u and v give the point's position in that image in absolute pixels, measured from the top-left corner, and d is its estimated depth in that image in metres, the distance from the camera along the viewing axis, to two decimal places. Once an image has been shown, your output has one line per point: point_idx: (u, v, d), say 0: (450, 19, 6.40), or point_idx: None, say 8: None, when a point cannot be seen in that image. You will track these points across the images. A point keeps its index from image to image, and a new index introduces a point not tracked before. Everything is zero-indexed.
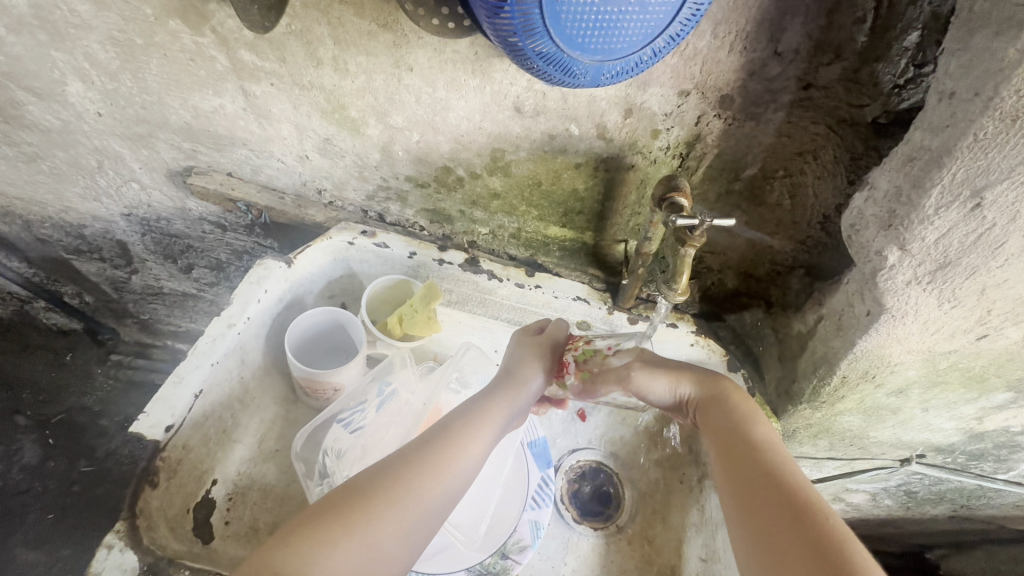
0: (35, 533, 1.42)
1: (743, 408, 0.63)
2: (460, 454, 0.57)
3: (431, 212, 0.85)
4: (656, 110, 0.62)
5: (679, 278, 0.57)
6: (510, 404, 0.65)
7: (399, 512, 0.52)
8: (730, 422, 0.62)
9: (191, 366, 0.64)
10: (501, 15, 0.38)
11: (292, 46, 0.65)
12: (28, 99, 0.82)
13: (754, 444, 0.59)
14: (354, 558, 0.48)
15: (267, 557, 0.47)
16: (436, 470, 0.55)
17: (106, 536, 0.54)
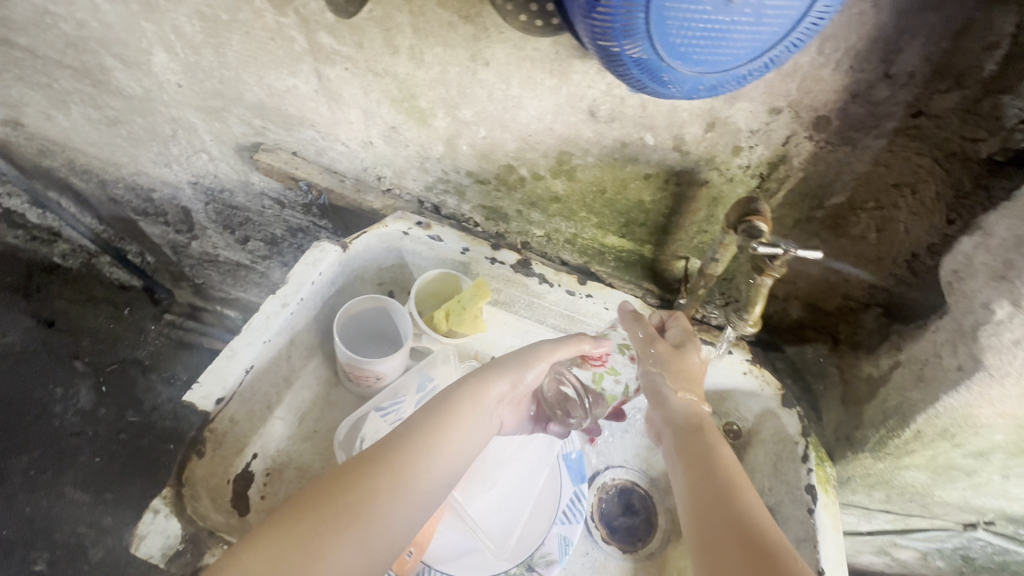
0: (85, 475, 1.53)
1: (713, 442, 0.60)
2: (430, 452, 0.56)
3: (488, 209, 0.84)
4: (742, 126, 0.58)
5: (755, 307, 0.55)
6: (466, 434, 0.59)
7: (377, 516, 0.52)
8: (702, 457, 0.58)
9: (245, 341, 0.66)
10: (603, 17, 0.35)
11: (370, 33, 0.65)
12: (115, 65, 0.86)
13: (725, 483, 0.55)
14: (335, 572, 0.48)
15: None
16: (404, 469, 0.54)
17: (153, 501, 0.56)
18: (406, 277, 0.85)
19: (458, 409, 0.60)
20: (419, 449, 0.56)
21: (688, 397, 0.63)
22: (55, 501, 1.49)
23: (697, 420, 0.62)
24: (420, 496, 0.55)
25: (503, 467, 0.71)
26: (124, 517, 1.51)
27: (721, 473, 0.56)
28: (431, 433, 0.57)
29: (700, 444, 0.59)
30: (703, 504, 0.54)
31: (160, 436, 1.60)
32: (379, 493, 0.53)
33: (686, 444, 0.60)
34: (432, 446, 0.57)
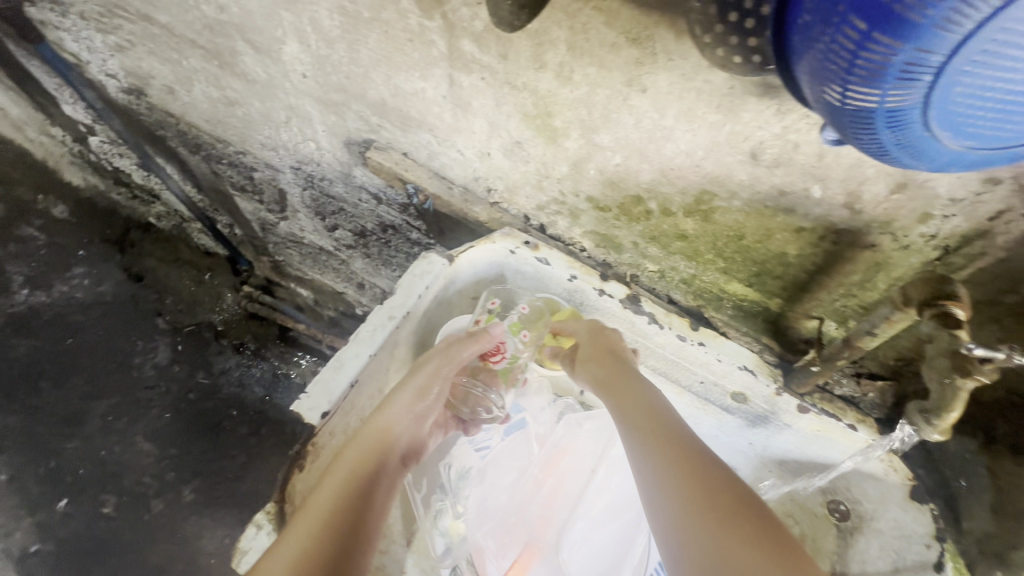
0: (155, 428, 1.61)
1: (637, 385, 0.58)
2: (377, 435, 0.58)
3: (600, 237, 0.79)
4: (941, 193, 0.50)
5: (949, 412, 0.51)
6: (396, 435, 0.59)
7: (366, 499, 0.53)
8: (631, 400, 0.56)
9: (352, 353, 0.64)
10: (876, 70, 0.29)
11: (519, 45, 0.61)
12: (246, 50, 0.86)
13: (662, 417, 0.53)
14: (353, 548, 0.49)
15: None
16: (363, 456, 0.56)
17: (258, 515, 0.56)
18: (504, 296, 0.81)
19: (378, 428, 0.58)
20: (357, 449, 0.56)
21: (608, 360, 0.62)
22: (126, 449, 1.57)
23: (622, 372, 0.60)
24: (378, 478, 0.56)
25: (590, 519, 0.70)
26: (185, 475, 1.58)
27: (651, 407, 0.55)
28: (367, 442, 0.57)
29: (629, 389, 0.58)
30: (645, 440, 0.52)
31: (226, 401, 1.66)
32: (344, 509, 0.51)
33: (614, 392, 0.58)
34: (375, 451, 0.57)
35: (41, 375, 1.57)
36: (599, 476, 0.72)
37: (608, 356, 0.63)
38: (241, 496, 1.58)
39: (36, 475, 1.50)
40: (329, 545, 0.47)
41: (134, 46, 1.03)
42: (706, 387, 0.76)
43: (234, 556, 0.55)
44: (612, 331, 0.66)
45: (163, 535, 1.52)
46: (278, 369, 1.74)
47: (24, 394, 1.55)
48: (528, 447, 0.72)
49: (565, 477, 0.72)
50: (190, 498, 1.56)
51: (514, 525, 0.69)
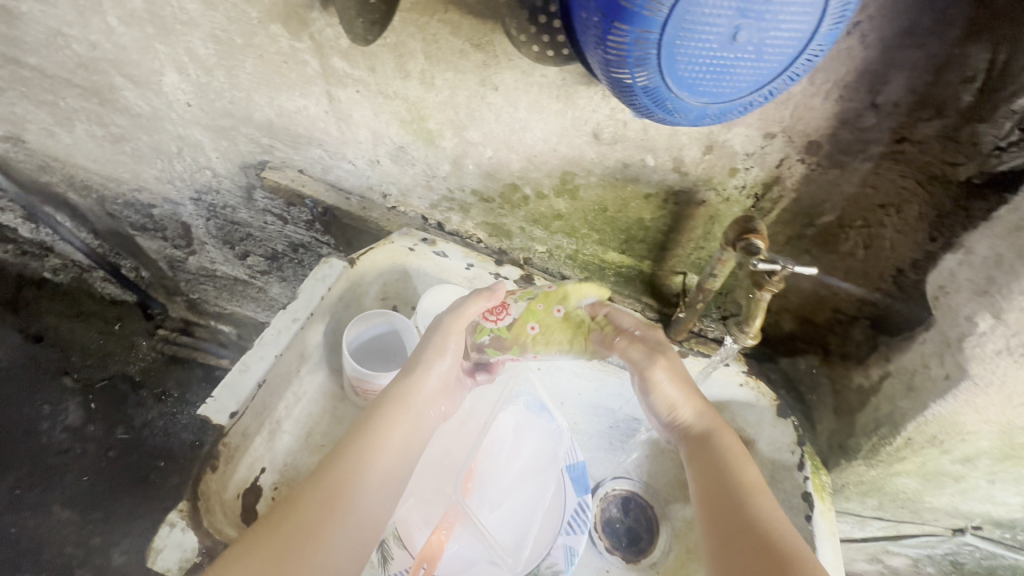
0: (70, 493, 1.50)
1: (728, 449, 0.67)
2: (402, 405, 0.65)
3: (491, 226, 0.87)
4: (738, 149, 0.61)
5: (752, 321, 0.60)
6: (423, 398, 0.67)
7: (383, 459, 0.63)
8: (719, 463, 0.67)
9: (256, 356, 0.68)
10: (618, 49, 0.39)
11: (383, 58, 0.67)
12: (125, 85, 0.87)
13: (739, 487, 0.65)
14: (368, 499, 0.62)
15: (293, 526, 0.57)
16: (381, 422, 0.64)
17: (170, 514, 0.59)
18: (411, 293, 0.86)
19: (402, 389, 0.66)
20: (390, 413, 0.64)
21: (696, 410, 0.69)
22: (42, 521, 1.46)
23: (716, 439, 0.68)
24: (400, 447, 0.65)
25: (508, 479, 0.73)
26: (113, 537, 1.48)
27: (730, 477, 0.65)
28: (392, 403, 0.65)
29: (710, 453, 0.67)
30: (722, 509, 0.64)
31: (151, 452, 1.58)
32: (354, 463, 0.62)
33: (698, 452, 0.68)
34: (401, 413, 0.65)
35: None
36: (513, 436, 0.76)
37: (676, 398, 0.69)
38: None
39: None
40: (344, 503, 0.60)
41: (4, 92, 1.00)
42: None
43: (149, 557, 0.57)
44: (656, 364, 0.68)
45: None
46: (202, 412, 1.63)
47: None
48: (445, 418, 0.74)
49: (484, 441, 0.74)
50: (120, 560, 1.46)
51: (436, 495, 0.70)
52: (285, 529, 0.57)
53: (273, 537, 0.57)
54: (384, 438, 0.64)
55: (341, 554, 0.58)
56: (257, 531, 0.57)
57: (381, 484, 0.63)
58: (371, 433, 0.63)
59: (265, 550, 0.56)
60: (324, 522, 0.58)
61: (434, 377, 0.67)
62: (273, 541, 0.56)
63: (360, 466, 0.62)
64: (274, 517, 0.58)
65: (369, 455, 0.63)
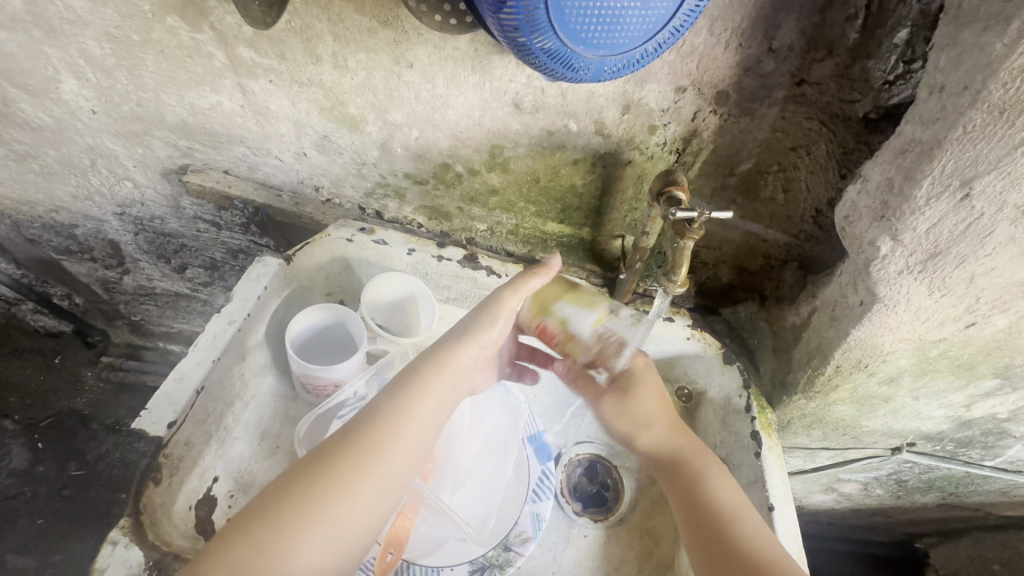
0: (25, 539, 1.39)
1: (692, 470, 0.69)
2: (441, 373, 0.62)
3: (429, 209, 0.86)
4: (654, 106, 0.63)
5: (679, 270, 0.62)
6: (462, 369, 0.64)
7: (413, 429, 0.59)
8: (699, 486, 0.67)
9: (193, 363, 0.66)
10: (507, 8, 0.39)
11: (291, 43, 0.65)
12: (19, 96, 0.81)
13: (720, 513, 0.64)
14: (392, 470, 0.58)
15: (310, 499, 0.54)
16: (416, 391, 0.61)
17: (111, 533, 0.57)
18: (356, 285, 0.84)
19: (442, 359, 0.63)
20: (428, 380, 0.61)
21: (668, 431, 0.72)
22: None
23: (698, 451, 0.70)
24: (431, 414, 0.61)
25: (470, 460, 0.73)
26: None
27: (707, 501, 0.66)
28: (431, 371, 0.62)
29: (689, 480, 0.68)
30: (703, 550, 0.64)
31: (110, 485, 1.50)
32: (387, 431, 0.58)
33: (670, 478, 0.70)
34: (438, 381, 0.62)
35: None
36: (474, 417, 0.76)
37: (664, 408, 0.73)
38: None
39: None
40: (368, 475, 0.56)
41: None
42: None
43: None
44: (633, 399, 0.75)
45: None
46: None
47: None
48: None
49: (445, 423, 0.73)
50: None
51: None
52: (307, 490, 0.54)
53: (289, 512, 0.53)
54: (418, 405, 0.60)
55: (361, 521, 0.55)
56: (270, 498, 0.54)
57: (409, 454, 0.59)
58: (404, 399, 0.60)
59: (285, 514, 0.53)
60: (348, 488, 0.55)
61: (475, 353, 0.65)
62: (290, 507, 0.53)
63: (391, 436, 0.58)
64: (291, 479, 0.55)
65: (402, 421, 0.59)
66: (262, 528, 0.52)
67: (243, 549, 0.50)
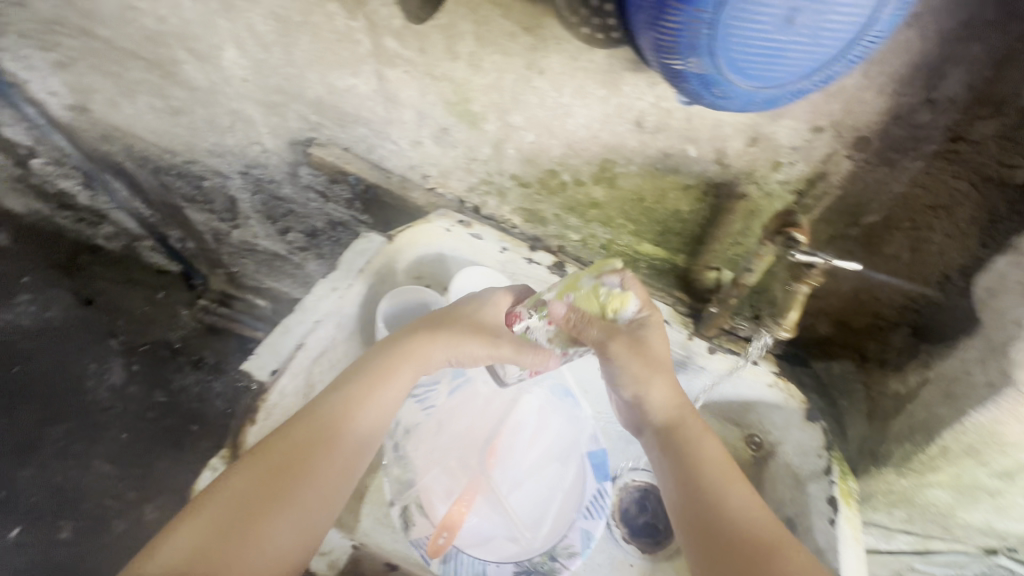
0: (113, 449, 1.57)
1: (690, 444, 0.64)
2: (411, 365, 0.66)
3: (527, 212, 0.88)
4: (784, 142, 0.61)
5: (789, 313, 0.60)
6: (433, 360, 0.68)
7: (378, 411, 0.64)
8: (685, 457, 0.63)
9: (297, 320, 0.72)
10: (672, 33, 0.39)
11: (434, 39, 0.69)
12: (187, 59, 0.92)
13: (708, 498, 0.60)
14: (356, 449, 0.63)
15: (280, 480, 0.57)
16: (380, 378, 0.65)
17: (213, 461, 0.65)
18: (445, 272, 0.87)
19: (406, 348, 0.66)
20: (393, 369, 0.65)
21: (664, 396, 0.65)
22: (82, 473, 1.53)
23: (681, 415, 0.66)
24: (392, 398, 0.66)
25: (530, 462, 0.74)
26: (147, 493, 1.54)
27: (697, 481, 0.62)
28: (398, 360, 0.66)
29: (675, 455, 0.64)
30: (705, 543, 0.59)
31: (187, 416, 1.64)
32: (345, 415, 0.62)
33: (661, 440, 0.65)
34: (407, 371, 0.66)
35: None
36: (539, 422, 0.76)
37: (638, 384, 0.65)
38: None
39: None
40: (332, 452, 0.61)
41: (76, 63, 1.07)
42: None
43: (192, 497, 0.63)
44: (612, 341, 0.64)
45: (126, 555, 1.46)
46: (239, 382, 1.69)
47: None
48: (468, 398, 0.75)
49: (507, 421, 0.75)
50: (153, 515, 1.52)
51: (457, 469, 0.72)
52: (272, 469, 0.57)
53: (258, 493, 0.56)
54: (379, 393, 0.64)
55: (327, 497, 0.60)
56: (237, 482, 0.56)
57: (367, 435, 0.64)
58: (371, 383, 0.64)
59: (254, 496, 0.55)
60: (309, 467, 0.59)
61: (448, 350, 0.68)
62: (260, 489, 0.56)
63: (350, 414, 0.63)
64: (251, 469, 0.57)
65: (362, 408, 0.63)
66: (227, 511, 0.54)
67: (205, 530, 0.53)
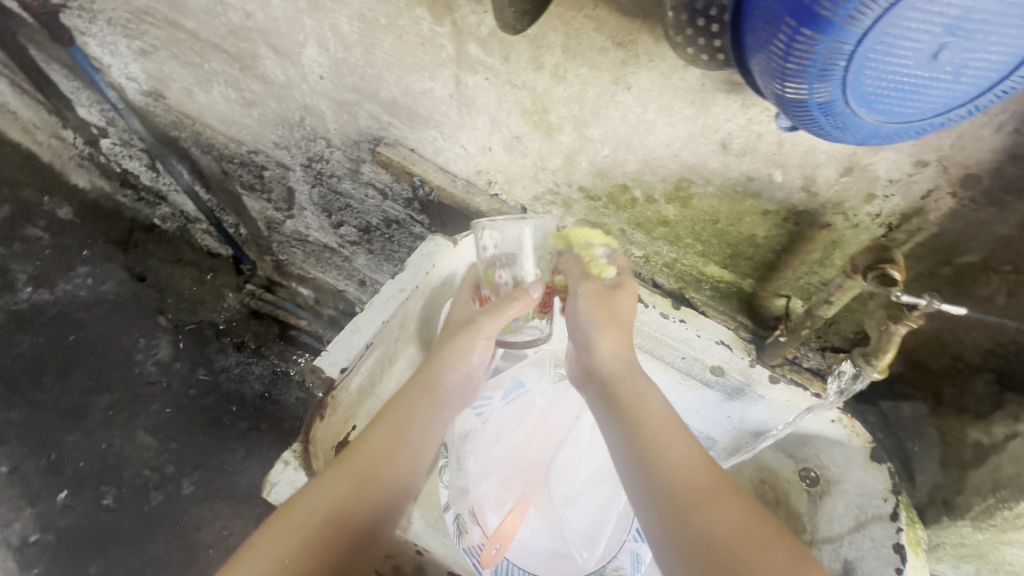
0: (155, 422, 1.60)
1: (628, 392, 0.63)
2: (445, 389, 0.69)
3: (591, 225, 0.88)
4: (881, 175, 0.59)
5: (882, 355, 0.61)
6: (457, 384, 0.70)
7: (423, 436, 0.66)
8: (633, 405, 0.61)
9: (367, 319, 0.73)
10: (805, 57, 0.38)
11: (520, 48, 0.68)
12: (267, 54, 0.94)
13: (648, 441, 0.57)
14: (408, 476, 0.64)
15: (344, 516, 0.57)
16: (422, 404, 0.67)
17: (284, 454, 0.68)
18: None
19: (432, 373, 0.68)
20: (430, 395, 0.68)
21: (611, 345, 0.65)
22: (125, 443, 1.57)
23: (627, 367, 0.65)
24: (431, 423, 0.68)
25: (584, 479, 0.75)
26: (185, 468, 1.56)
27: (638, 426, 0.59)
28: (433, 387, 0.68)
29: (620, 404, 0.62)
30: (659, 487, 0.54)
31: (227, 397, 1.66)
32: (398, 443, 0.64)
33: (610, 391, 0.64)
34: (439, 394, 0.69)
35: (44, 370, 1.61)
36: (595, 439, 0.76)
37: (592, 328, 0.66)
38: (240, 489, 1.56)
39: (39, 467, 1.51)
40: (389, 478, 0.62)
41: (158, 51, 1.10)
42: (687, 363, 0.83)
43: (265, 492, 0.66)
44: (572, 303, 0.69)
45: (163, 526, 1.49)
46: (278, 368, 1.71)
47: (27, 388, 1.59)
48: (523, 411, 0.78)
49: (560, 435, 0.76)
50: (190, 490, 1.54)
51: (511, 479, 0.73)
52: (339, 509, 0.57)
53: (328, 534, 0.56)
54: (419, 418, 0.66)
55: (385, 522, 0.62)
56: (309, 530, 0.55)
57: (415, 461, 0.65)
58: (410, 409, 0.66)
59: (324, 536, 0.56)
60: (371, 497, 0.60)
61: (464, 366, 0.70)
62: (329, 530, 0.56)
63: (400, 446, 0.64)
64: (317, 513, 0.56)
65: (409, 434, 0.65)
66: (309, 547, 0.55)
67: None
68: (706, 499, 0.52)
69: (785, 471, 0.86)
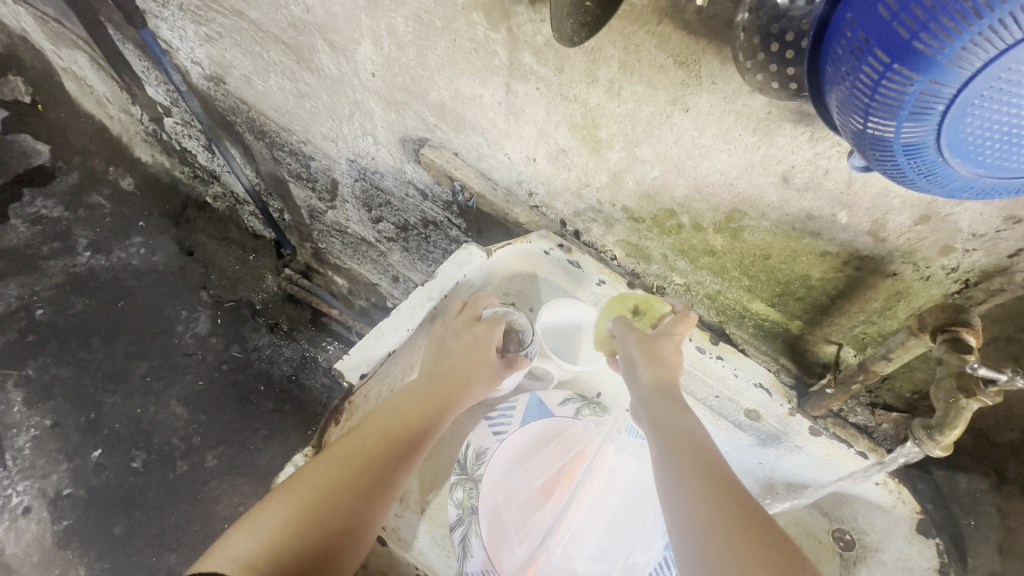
0: (187, 393, 1.66)
1: (672, 407, 0.66)
2: (458, 386, 0.72)
3: (631, 247, 0.84)
4: (963, 227, 0.53)
5: (947, 431, 0.57)
6: (468, 387, 0.73)
7: (432, 421, 0.69)
8: (673, 417, 0.65)
9: (391, 326, 0.75)
10: (899, 89, 0.34)
11: (575, 61, 0.65)
12: (324, 48, 0.95)
13: (688, 444, 0.61)
14: (414, 452, 0.67)
15: (350, 472, 0.62)
16: (434, 393, 0.71)
17: (298, 457, 0.72)
18: (533, 295, 0.86)
19: (445, 370, 0.72)
20: (444, 388, 0.71)
21: (652, 375, 0.68)
22: (159, 410, 1.63)
23: (668, 391, 0.67)
24: (441, 409, 0.71)
25: (602, 519, 0.71)
26: (211, 441, 1.61)
27: (681, 432, 0.62)
28: (444, 378, 0.72)
29: (665, 415, 0.65)
30: (696, 479, 0.57)
31: (255, 375, 1.70)
32: (405, 421, 0.67)
33: (655, 410, 0.66)
34: (452, 387, 0.72)
35: (93, 332, 1.69)
36: (637, 488, 0.72)
37: (638, 360, 0.70)
38: (260, 468, 1.59)
39: (78, 424, 1.58)
40: (395, 450, 0.65)
41: (222, 39, 1.13)
42: (720, 402, 0.79)
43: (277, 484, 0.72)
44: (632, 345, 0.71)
45: (184, 496, 1.54)
46: (307, 352, 1.75)
47: (76, 347, 1.67)
48: (565, 446, 0.75)
49: (600, 483, 0.73)
50: (213, 463, 1.58)
51: (538, 520, 0.71)
52: (346, 468, 0.62)
53: (335, 485, 0.61)
54: (429, 406, 0.70)
55: (390, 493, 0.64)
56: (318, 480, 0.61)
57: (423, 441, 0.68)
58: (423, 397, 0.70)
59: (333, 486, 0.61)
60: (376, 465, 0.64)
61: (477, 380, 0.74)
62: (337, 482, 0.61)
63: (421, 432, 0.68)
64: (327, 468, 0.62)
65: (418, 418, 0.68)
66: (318, 492, 0.60)
67: (287, 512, 0.58)
68: (718, 506, 0.54)
69: (819, 529, 0.77)
